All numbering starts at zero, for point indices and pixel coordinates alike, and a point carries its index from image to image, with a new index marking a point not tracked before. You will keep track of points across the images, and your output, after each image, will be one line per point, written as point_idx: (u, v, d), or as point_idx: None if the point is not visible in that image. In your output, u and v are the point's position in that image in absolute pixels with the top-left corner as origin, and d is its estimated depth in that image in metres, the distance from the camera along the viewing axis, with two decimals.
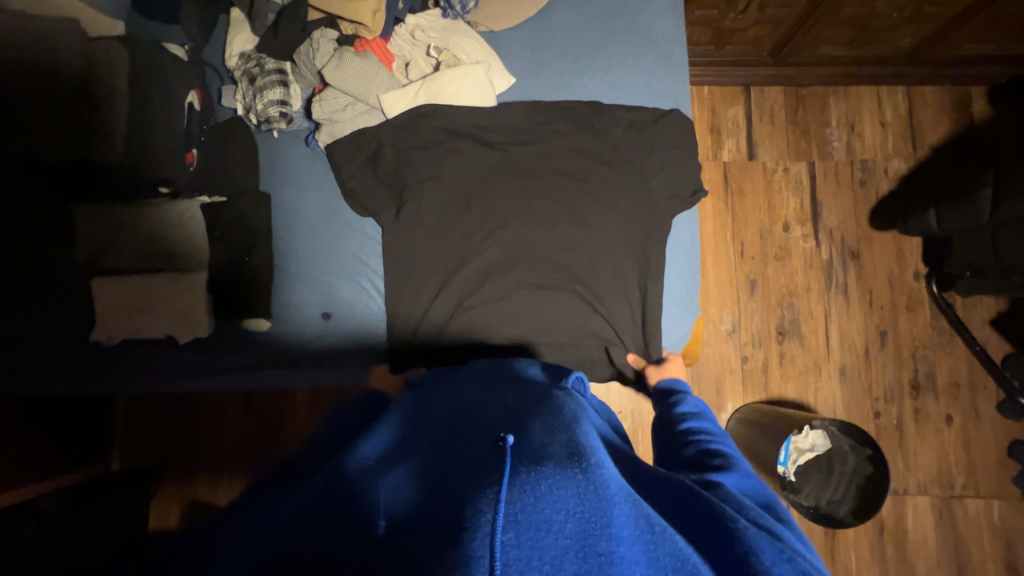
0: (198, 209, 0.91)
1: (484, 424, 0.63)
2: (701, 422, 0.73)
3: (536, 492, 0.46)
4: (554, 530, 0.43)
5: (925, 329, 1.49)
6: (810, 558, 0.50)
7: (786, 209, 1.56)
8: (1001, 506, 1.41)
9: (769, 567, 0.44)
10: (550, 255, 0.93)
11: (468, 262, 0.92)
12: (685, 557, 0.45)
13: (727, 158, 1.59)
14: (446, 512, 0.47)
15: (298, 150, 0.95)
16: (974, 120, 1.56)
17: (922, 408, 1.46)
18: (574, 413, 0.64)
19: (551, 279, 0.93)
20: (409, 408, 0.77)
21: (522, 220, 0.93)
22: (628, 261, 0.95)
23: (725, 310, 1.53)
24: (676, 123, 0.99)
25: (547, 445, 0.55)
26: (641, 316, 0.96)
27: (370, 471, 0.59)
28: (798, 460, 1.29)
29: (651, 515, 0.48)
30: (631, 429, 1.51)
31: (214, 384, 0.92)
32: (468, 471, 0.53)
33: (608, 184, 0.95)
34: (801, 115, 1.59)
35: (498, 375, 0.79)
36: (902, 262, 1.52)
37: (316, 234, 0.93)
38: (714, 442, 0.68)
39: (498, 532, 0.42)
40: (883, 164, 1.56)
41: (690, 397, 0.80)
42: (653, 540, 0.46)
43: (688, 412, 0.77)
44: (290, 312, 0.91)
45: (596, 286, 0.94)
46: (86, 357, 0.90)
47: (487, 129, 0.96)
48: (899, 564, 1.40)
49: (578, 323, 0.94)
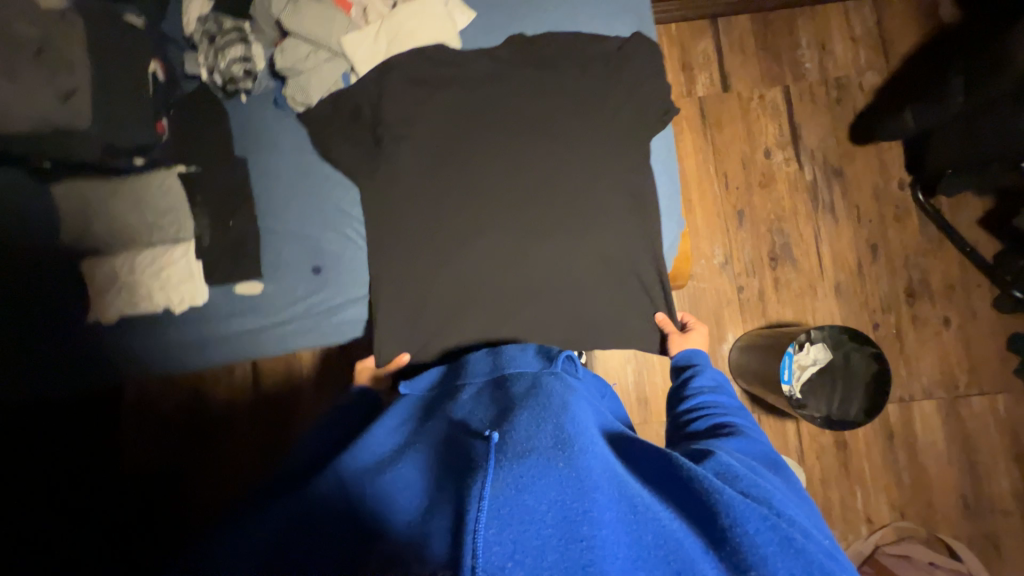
0: (176, 179, 0.91)
1: (473, 420, 0.67)
2: (715, 397, 0.80)
3: (518, 484, 0.51)
4: (538, 520, 0.48)
5: (915, 237, 1.50)
6: (799, 518, 0.57)
7: (765, 135, 1.56)
8: (1007, 400, 1.43)
9: (753, 536, 0.51)
10: (528, 181, 0.93)
11: (449, 199, 0.91)
12: (668, 535, 0.51)
13: (702, 92, 1.58)
14: (438, 513, 0.52)
15: (268, 111, 0.95)
16: (944, 22, 1.55)
17: (920, 314, 1.48)
18: (562, 401, 0.68)
19: (541, 228, 0.93)
20: (404, 410, 0.79)
21: (493, 153, 0.93)
22: (616, 194, 0.95)
23: (716, 243, 1.54)
24: (638, 43, 0.99)
25: (532, 437, 0.59)
26: (635, 245, 0.95)
27: (369, 469, 0.63)
28: (802, 377, 1.29)
29: (635, 497, 0.54)
30: (636, 370, 1.52)
31: (219, 353, 0.94)
32: (455, 470, 0.57)
33: (583, 110, 0.95)
34: (772, 41, 1.59)
35: (488, 369, 0.82)
36: (886, 174, 1.52)
37: (297, 192, 0.93)
38: (720, 415, 0.76)
39: (481, 528, 0.46)
40: (858, 78, 1.56)
41: (708, 370, 0.86)
42: (637, 522, 0.52)
43: (705, 386, 0.83)
44: (281, 270, 0.92)
45: (579, 206, 0.94)
46: (88, 337, 0.92)
47: (450, 69, 0.95)
48: (912, 468, 1.43)
49: (573, 261, 0.93)
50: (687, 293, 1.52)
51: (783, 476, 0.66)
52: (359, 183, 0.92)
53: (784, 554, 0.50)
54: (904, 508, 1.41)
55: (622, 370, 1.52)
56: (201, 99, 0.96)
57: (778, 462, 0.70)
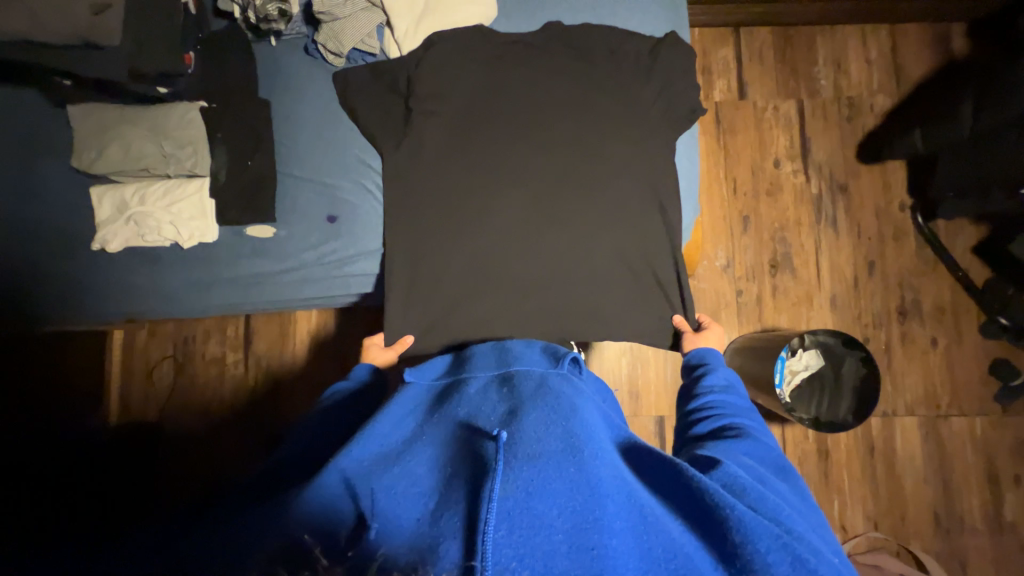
0: (197, 113, 0.90)
1: (481, 416, 0.68)
2: (727, 396, 0.80)
3: (528, 488, 0.53)
4: (548, 526, 0.50)
5: (911, 258, 1.54)
6: (809, 536, 0.57)
7: (776, 146, 1.59)
8: (984, 423, 1.48)
9: (764, 553, 0.51)
10: (551, 159, 0.94)
11: (473, 163, 0.93)
12: (679, 548, 0.52)
13: (719, 97, 1.61)
14: (450, 511, 0.53)
15: (297, 57, 0.95)
16: (955, 54, 1.59)
17: (909, 333, 1.52)
18: (571, 402, 0.69)
19: (562, 213, 0.94)
20: (411, 398, 0.79)
21: (516, 124, 0.94)
22: (639, 185, 0.95)
23: (719, 246, 1.56)
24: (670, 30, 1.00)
25: (540, 440, 0.60)
26: (653, 232, 0.96)
27: (378, 460, 0.63)
28: (792, 382, 1.32)
29: (645, 508, 0.55)
30: (631, 363, 1.53)
31: (225, 295, 0.94)
32: (466, 467, 0.58)
33: (612, 89, 0.96)
34: (790, 54, 1.62)
35: (495, 363, 0.82)
36: (888, 195, 1.56)
37: (318, 139, 0.94)
38: (728, 416, 0.76)
39: (491, 530, 0.48)
40: (870, 100, 1.60)
41: (720, 370, 0.85)
42: (646, 532, 0.53)
43: (718, 383, 0.82)
44: (296, 216, 0.92)
45: (597, 180, 0.94)
46: (97, 265, 0.93)
47: (483, 37, 0.96)
48: (889, 481, 1.46)
49: (589, 244, 0.94)
50: None
51: (789, 487, 0.67)
52: (383, 135, 0.92)
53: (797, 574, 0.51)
54: (878, 520, 1.44)
55: (617, 362, 1.53)
56: (231, 40, 0.95)
57: (786, 466, 0.70)
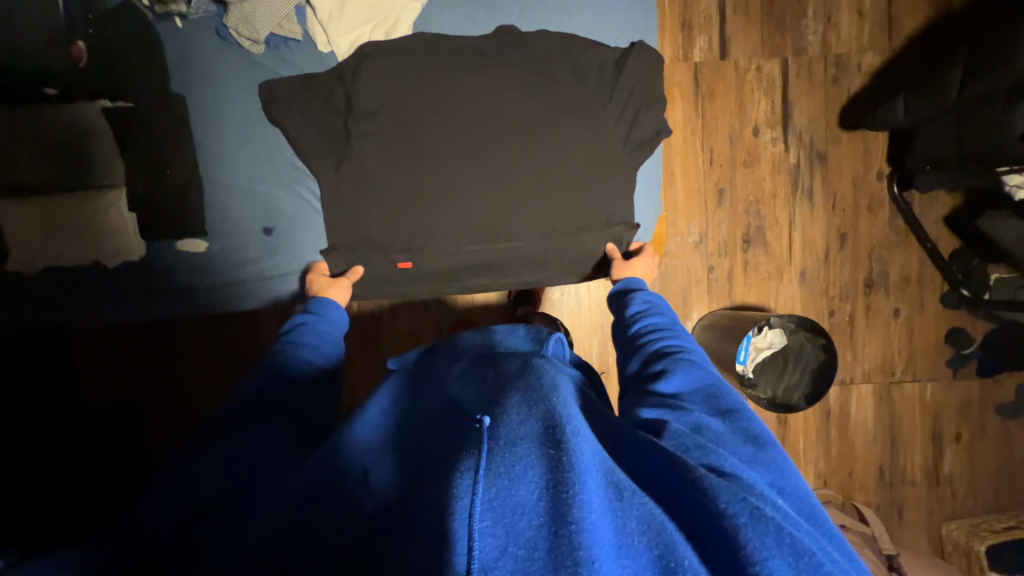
0: (102, 117, 0.93)
1: (466, 403, 0.65)
2: (651, 319, 0.85)
3: (511, 474, 0.47)
4: (529, 510, 0.45)
5: (883, 229, 1.53)
6: (760, 486, 0.53)
7: (757, 111, 1.50)
8: (935, 387, 1.55)
9: (734, 515, 0.47)
10: (488, 154, 0.97)
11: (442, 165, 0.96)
12: (652, 518, 0.48)
13: (698, 57, 1.48)
14: (422, 502, 0.49)
15: (208, 39, 0.96)
16: (951, 4, 1.47)
17: (873, 304, 1.54)
18: (554, 384, 0.65)
19: (510, 233, 0.99)
20: (381, 399, 0.77)
21: (455, 118, 0.96)
22: (573, 202, 0.99)
23: (693, 221, 1.51)
24: (628, 12, 1.04)
25: (523, 423, 0.55)
26: (580, 244, 1.01)
27: (365, 445, 0.64)
28: (757, 358, 1.37)
29: (621, 481, 0.51)
30: (601, 342, 1.54)
31: (158, 310, 1.00)
32: (445, 457, 0.54)
33: (576, 85, 0.98)
34: (779, 6, 1.48)
35: (481, 347, 0.88)
36: (867, 162, 1.52)
37: (245, 144, 0.98)
38: (665, 338, 0.80)
39: (475, 519, 0.43)
40: (858, 58, 1.50)
41: (642, 294, 0.90)
42: (622, 507, 0.48)
43: (639, 309, 0.88)
44: (230, 228, 0.99)
45: (534, 173, 0.98)
46: (33, 285, 0.96)
47: (428, 27, 1.01)
48: (841, 443, 1.55)
49: (541, 258, 1.01)
50: (659, 269, 1.51)
51: (727, 394, 0.67)
52: (326, 144, 0.96)
53: (758, 524, 0.47)
54: (827, 477, 1.55)
55: (587, 341, 1.53)
56: (137, 38, 0.95)
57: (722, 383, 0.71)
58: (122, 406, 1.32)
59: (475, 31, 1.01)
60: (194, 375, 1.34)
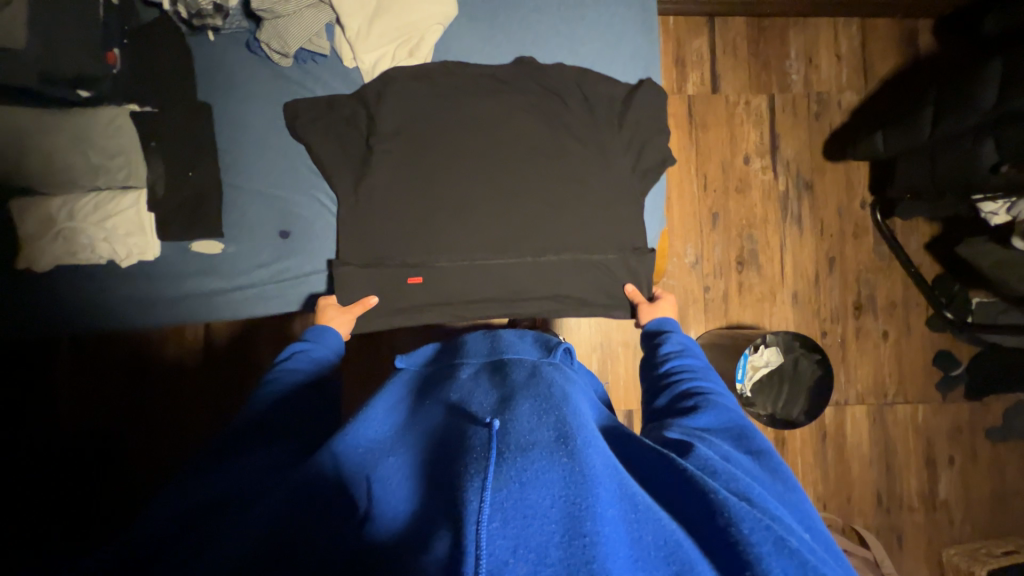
0: (127, 118, 0.96)
1: (472, 402, 0.66)
2: (684, 359, 0.85)
3: (522, 478, 0.48)
4: (541, 515, 0.45)
5: (868, 255, 1.60)
6: (780, 516, 0.54)
7: (747, 142, 1.59)
8: (926, 409, 1.58)
9: (749, 537, 0.48)
10: (501, 166, 1.02)
11: (456, 179, 1.01)
12: (667, 535, 0.48)
13: (691, 90, 1.58)
14: (433, 509, 0.49)
15: (239, 53, 1.02)
16: (920, 52, 1.60)
17: (863, 327, 1.59)
18: (563, 393, 0.66)
19: (520, 243, 1.02)
20: (390, 396, 0.79)
21: (468, 138, 1.01)
22: (581, 213, 1.03)
23: (689, 243, 1.57)
24: (633, 46, 1.11)
25: (534, 430, 0.56)
26: (591, 254, 1.04)
27: (375, 447, 0.64)
28: (754, 377, 1.40)
29: (636, 496, 0.51)
30: (600, 360, 1.55)
31: (167, 313, 0.99)
32: (453, 457, 0.54)
33: (584, 113, 1.05)
34: (763, 47, 1.60)
35: (487, 350, 0.89)
36: (850, 192, 1.60)
37: (265, 146, 1.02)
38: (693, 377, 0.81)
39: (483, 521, 0.43)
40: (838, 96, 1.61)
41: (676, 335, 0.92)
42: (637, 521, 0.48)
43: (673, 350, 0.88)
44: (246, 233, 1.01)
45: (542, 186, 1.03)
46: (42, 286, 0.96)
47: (447, 52, 1.07)
48: (837, 465, 1.56)
49: (555, 273, 1.03)
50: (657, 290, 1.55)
51: (757, 437, 0.67)
52: (346, 158, 1.00)
53: (778, 553, 0.47)
54: (826, 501, 1.54)
55: (588, 358, 1.54)
56: (167, 49, 0.99)
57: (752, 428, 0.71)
58: (112, 415, 1.28)
59: (491, 57, 1.08)
60: (187, 386, 1.31)
